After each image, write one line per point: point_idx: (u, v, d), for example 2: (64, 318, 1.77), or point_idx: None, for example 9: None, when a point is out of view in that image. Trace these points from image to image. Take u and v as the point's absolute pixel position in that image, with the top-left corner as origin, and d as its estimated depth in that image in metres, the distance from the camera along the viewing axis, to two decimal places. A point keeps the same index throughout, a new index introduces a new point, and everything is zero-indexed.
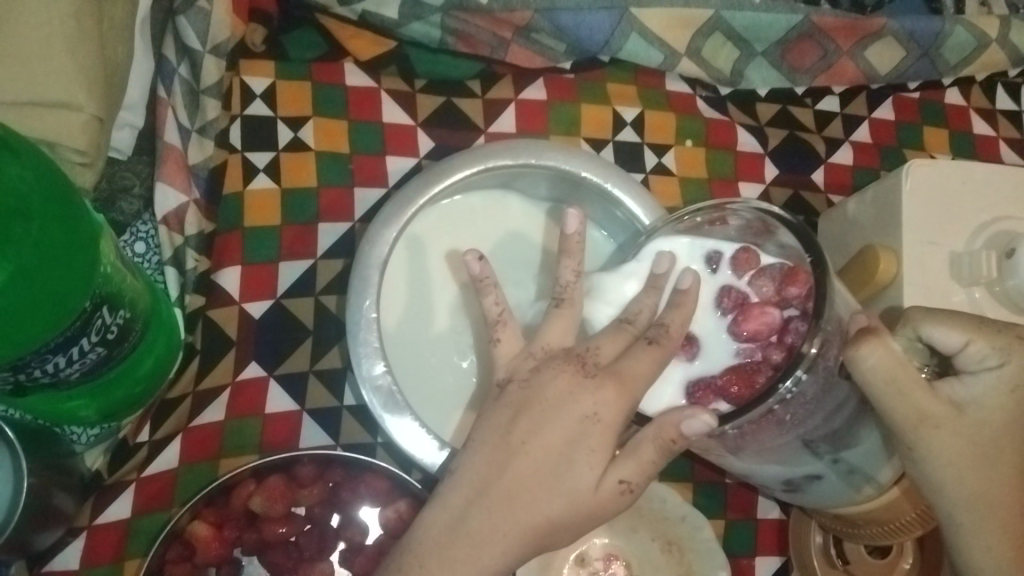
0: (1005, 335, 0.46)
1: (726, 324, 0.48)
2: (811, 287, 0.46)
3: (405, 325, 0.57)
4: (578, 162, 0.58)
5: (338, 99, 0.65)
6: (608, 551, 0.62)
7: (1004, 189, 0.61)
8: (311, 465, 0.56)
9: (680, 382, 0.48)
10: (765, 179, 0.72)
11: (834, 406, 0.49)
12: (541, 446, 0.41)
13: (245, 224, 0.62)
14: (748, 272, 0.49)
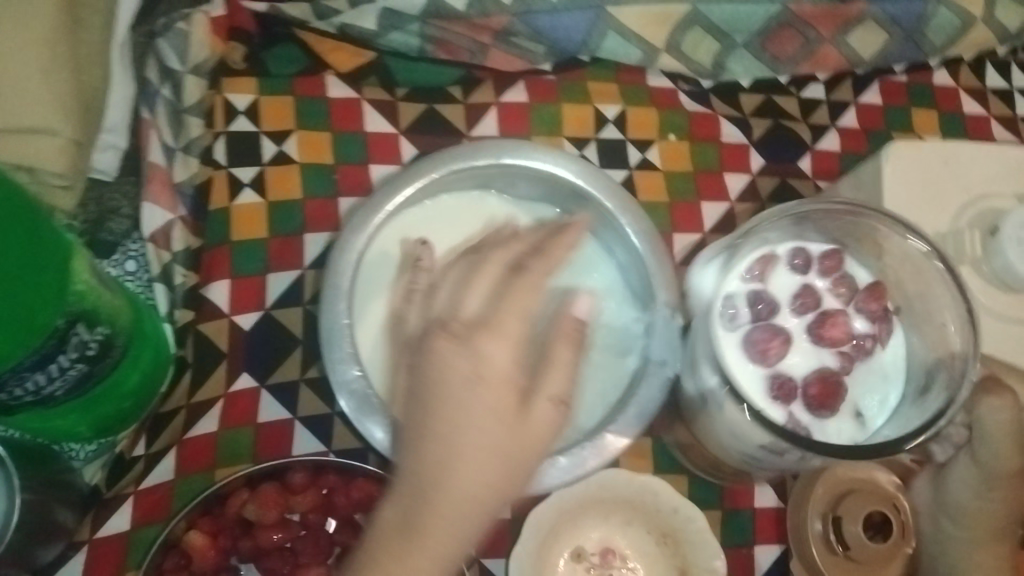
0: None
1: (807, 327, 0.57)
2: (885, 310, 0.58)
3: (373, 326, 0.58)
4: (548, 159, 0.60)
5: (321, 112, 0.66)
6: (604, 546, 0.62)
7: (984, 166, 0.60)
8: (303, 471, 0.58)
9: (765, 380, 0.55)
10: (751, 169, 0.72)
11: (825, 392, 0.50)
12: (440, 423, 0.42)
13: (232, 238, 0.63)
14: (828, 278, 0.58)
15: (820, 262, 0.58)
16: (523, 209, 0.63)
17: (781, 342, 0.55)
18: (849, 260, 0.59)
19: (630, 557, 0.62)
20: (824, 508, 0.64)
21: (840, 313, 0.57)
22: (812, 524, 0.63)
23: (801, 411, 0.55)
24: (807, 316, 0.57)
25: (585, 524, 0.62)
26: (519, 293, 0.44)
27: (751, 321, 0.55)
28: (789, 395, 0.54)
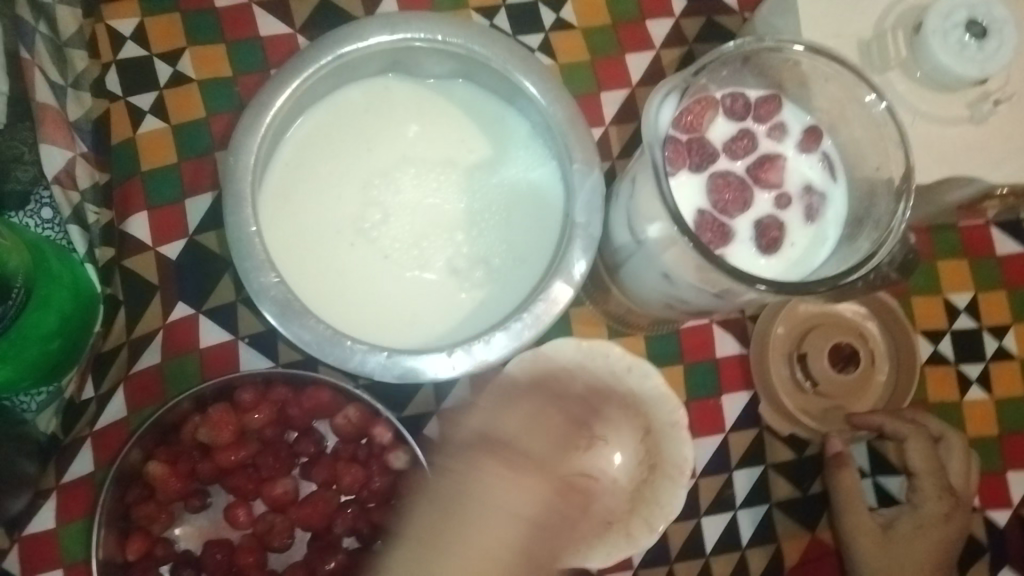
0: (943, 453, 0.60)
1: (739, 171, 0.45)
2: (821, 151, 0.46)
3: (289, 238, 0.56)
4: (437, 29, 0.55)
5: (211, 24, 0.63)
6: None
7: None
8: (251, 389, 0.57)
9: (692, 213, 0.44)
10: (675, 12, 0.68)
11: (751, 231, 0.44)
12: (478, 546, 0.49)
13: (143, 168, 0.62)
14: (767, 121, 0.46)
15: (754, 109, 0.46)
16: (427, 89, 0.60)
17: (732, 189, 0.44)
18: (786, 104, 0.47)
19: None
20: (793, 352, 0.63)
21: (780, 155, 0.45)
22: (790, 365, 0.63)
23: (742, 253, 0.44)
24: (743, 160, 0.45)
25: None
26: (543, 427, 0.54)
27: (694, 172, 0.45)
28: (724, 246, 0.44)
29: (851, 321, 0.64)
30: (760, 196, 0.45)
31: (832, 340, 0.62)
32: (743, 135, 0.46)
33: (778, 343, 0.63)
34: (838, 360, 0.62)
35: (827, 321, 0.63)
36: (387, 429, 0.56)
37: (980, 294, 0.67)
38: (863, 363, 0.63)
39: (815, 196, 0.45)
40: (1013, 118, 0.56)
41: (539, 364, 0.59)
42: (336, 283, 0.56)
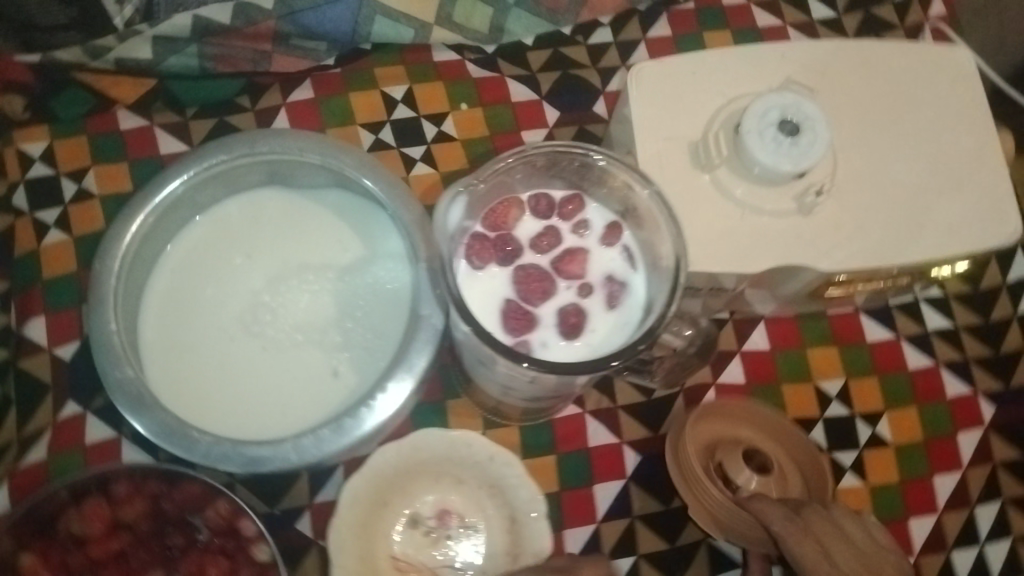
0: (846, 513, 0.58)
1: (543, 264, 0.50)
2: (622, 243, 0.51)
3: (163, 337, 0.60)
4: (297, 143, 0.60)
5: (115, 144, 0.69)
6: (440, 507, 0.63)
7: (735, 70, 0.61)
8: (124, 482, 0.60)
9: (499, 303, 0.49)
10: (548, 123, 0.73)
11: (555, 319, 0.49)
12: None
13: (44, 276, 0.66)
14: (572, 217, 0.51)
15: (559, 207, 0.51)
16: (300, 197, 0.64)
17: (534, 280, 0.49)
18: (592, 202, 0.52)
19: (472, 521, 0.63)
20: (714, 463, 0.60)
21: (582, 249, 0.50)
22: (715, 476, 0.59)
23: (552, 337, 0.48)
24: (549, 254, 0.50)
25: (424, 487, 0.63)
26: None
27: (502, 266, 0.49)
28: (527, 334, 0.48)
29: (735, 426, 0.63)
30: (562, 285, 0.49)
31: (741, 446, 0.61)
32: (549, 232, 0.51)
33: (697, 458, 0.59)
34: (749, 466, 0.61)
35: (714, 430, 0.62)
36: (251, 522, 0.58)
37: (851, 380, 0.68)
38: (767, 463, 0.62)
39: (616, 284, 0.50)
40: (840, 208, 0.59)
41: (406, 455, 0.61)
42: (206, 380, 0.60)
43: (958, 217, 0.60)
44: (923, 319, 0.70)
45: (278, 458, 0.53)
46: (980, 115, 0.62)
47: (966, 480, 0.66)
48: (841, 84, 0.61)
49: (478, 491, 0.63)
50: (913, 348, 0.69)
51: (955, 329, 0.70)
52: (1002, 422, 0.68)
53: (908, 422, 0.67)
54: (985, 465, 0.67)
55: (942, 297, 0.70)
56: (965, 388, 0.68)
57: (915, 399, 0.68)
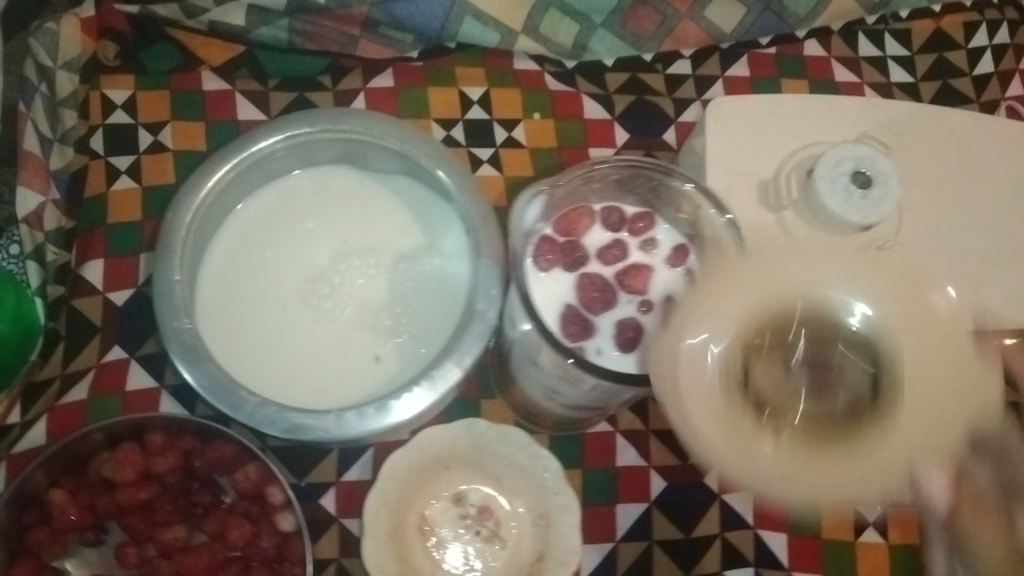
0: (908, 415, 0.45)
1: (607, 276, 0.51)
2: (686, 266, 0.53)
3: (220, 294, 0.62)
4: (376, 124, 0.61)
5: (195, 103, 0.71)
6: (484, 503, 0.64)
7: (814, 117, 0.62)
8: (161, 433, 0.60)
9: (560, 306, 0.50)
10: (616, 144, 0.74)
11: (614, 330, 0.50)
12: None
13: (108, 221, 0.67)
14: (640, 233, 0.53)
15: (629, 222, 0.54)
16: (371, 179, 0.65)
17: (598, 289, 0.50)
18: (660, 222, 0.54)
19: (504, 522, 0.64)
20: (867, 368, 0.46)
21: (647, 266, 0.52)
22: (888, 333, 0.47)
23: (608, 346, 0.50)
24: (615, 266, 0.52)
25: (463, 475, 0.64)
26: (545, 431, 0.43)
27: (569, 271, 0.51)
28: (584, 340, 0.50)
29: (730, 276, 0.48)
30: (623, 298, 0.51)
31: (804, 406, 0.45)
32: (617, 245, 0.53)
33: (950, 352, 0.46)
34: (783, 352, 0.47)
35: (814, 268, 0.48)
36: (279, 489, 0.59)
37: None
38: (766, 308, 0.47)
39: None
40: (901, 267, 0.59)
41: (443, 446, 0.63)
42: (256, 341, 0.61)
43: (1014, 294, 0.60)
44: None
45: (318, 429, 0.54)
46: None
47: None
48: (915, 147, 0.62)
49: (515, 494, 0.64)
50: None
51: None
52: None
53: None
54: None
55: None
56: None
57: None
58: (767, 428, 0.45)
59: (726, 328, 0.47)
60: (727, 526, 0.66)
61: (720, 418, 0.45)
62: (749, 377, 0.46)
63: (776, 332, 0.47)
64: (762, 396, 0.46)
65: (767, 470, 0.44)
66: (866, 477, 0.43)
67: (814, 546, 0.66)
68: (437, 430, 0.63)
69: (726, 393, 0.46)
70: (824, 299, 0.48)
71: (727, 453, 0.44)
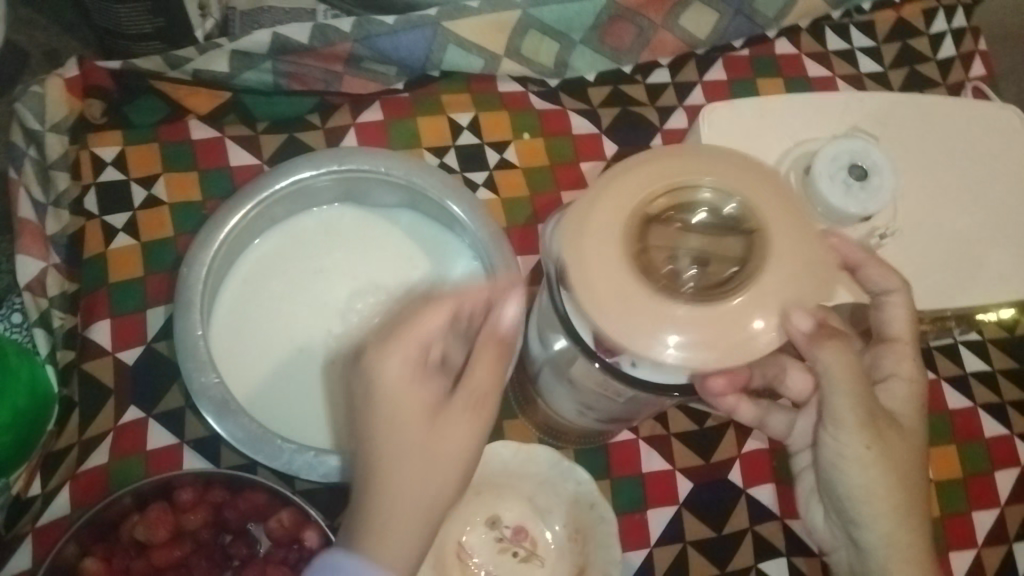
0: (767, 204, 0.46)
1: None
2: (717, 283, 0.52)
3: (234, 344, 0.61)
4: (379, 160, 0.62)
5: (185, 153, 0.70)
6: (518, 523, 0.64)
7: (802, 115, 0.64)
8: (191, 488, 0.59)
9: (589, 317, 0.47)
10: (606, 155, 0.75)
11: None
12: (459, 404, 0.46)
13: (110, 280, 0.67)
14: None
15: None
16: (374, 214, 0.65)
17: None
18: None
19: (541, 540, 0.64)
20: (732, 226, 0.46)
21: None
22: (759, 208, 0.45)
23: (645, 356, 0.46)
24: None
25: (496, 497, 0.64)
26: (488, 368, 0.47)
27: None
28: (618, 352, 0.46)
29: (637, 166, 0.47)
30: None
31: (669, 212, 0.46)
32: None
33: (770, 203, 0.46)
34: (680, 216, 0.46)
35: (706, 163, 0.47)
36: (316, 533, 0.58)
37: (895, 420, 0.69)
38: (677, 175, 0.46)
39: None
40: (900, 251, 0.61)
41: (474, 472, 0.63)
42: (277, 387, 0.60)
43: (1006, 267, 0.63)
44: (962, 361, 0.71)
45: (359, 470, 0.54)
46: None
47: (1004, 517, 0.68)
48: (900, 134, 0.64)
49: (548, 512, 0.64)
50: (952, 388, 0.70)
51: (992, 372, 0.72)
52: None
53: (948, 458, 0.69)
54: (1021, 503, 0.68)
55: (980, 341, 0.72)
56: (1002, 429, 0.70)
57: (953, 437, 0.69)
58: (658, 280, 0.45)
59: (625, 203, 0.46)
60: (755, 519, 0.66)
61: (625, 284, 0.44)
62: (657, 252, 0.46)
63: (673, 199, 0.46)
64: (656, 264, 0.45)
65: (637, 313, 0.44)
66: (728, 341, 0.43)
67: None
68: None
69: (628, 268, 0.44)
70: (713, 174, 0.46)
71: (609, 307, 0.44)
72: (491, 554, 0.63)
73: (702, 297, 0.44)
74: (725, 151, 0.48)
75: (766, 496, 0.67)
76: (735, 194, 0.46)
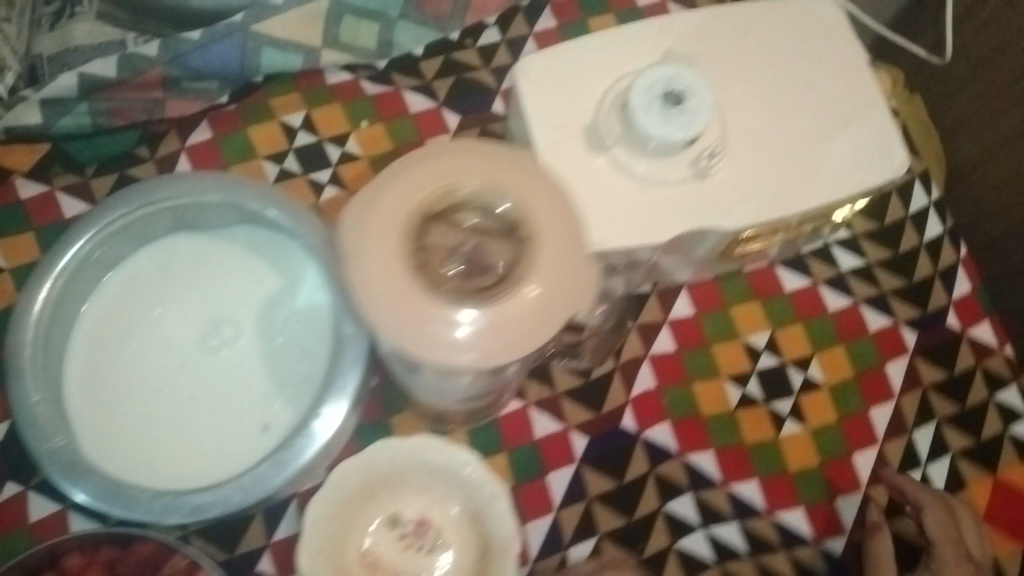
0: (547, 212, 0.46)
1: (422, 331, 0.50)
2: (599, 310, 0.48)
3: (90, 403, 0.59)
4: (190, 186, 0.59)
5: (18, 215, 0.69)
6: (421, 515, 0.63)
7: (620, 50, 0.62)
8: (77, 554, 0.58)
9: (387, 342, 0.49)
10: (450, 128, 0.74)
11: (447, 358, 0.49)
12: None
13: None
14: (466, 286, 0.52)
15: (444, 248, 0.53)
16: (207, 236, 0.63)
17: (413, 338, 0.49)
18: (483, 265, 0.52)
19: (444, 527, 0.63)
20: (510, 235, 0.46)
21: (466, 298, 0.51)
22: (530, 215, 0.46)
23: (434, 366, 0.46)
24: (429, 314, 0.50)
25: (392, 495, 0.63)
26: None
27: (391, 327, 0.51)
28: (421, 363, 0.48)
29: (416, 162, 0.47)
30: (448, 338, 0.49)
31: (451, 211, 0.46)
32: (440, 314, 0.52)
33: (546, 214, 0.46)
34: (457, 217, 0.46)
35: (490, 164, 0.46)
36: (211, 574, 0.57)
37: (776, 330, 0.70)
38: (454, 179, 0.47)
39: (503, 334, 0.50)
40: (737, 167, 0.60)
41: (364, 478, 0.61)
42: (142, 433, 0.59)
43: (844, 158, 0.61)
44: (837, 261, 0.71)
45: (247, 496, 0.54)
46: (857, 61, 0.63)
47: (901, 407, 0.68)
48: (720, 48, 0.63)
49: (446, 498, 0.63)
50: (833, 291, 0.71)
51: (869, 266, 0.71)
52: (926, 348, 0.69)
53: (838, 359, 0.69)
54: (916, 390, 0.68)
55: (851, 237, 0.72)
56: (885, 319, 0.70)
57: (839, 338, 0.69)
58: (430, 281, 0.45)
59: (399, 207, 0.46)
60: (655, 461, 0.66)
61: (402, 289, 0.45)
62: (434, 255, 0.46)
63: (452, 200, 0.46)
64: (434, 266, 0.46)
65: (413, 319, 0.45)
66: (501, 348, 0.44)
67: (741, 453, 0.66)
68: (349, 465, 0.60)
69: (404, 275, 0.45)
70: (497, 175, 0.46)
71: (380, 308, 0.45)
72: (396, 551, 0.63)
73: (467, 301, 0.44)
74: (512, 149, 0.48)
75: (661, 435, 0.66)
76: (513, 196, 0.46)
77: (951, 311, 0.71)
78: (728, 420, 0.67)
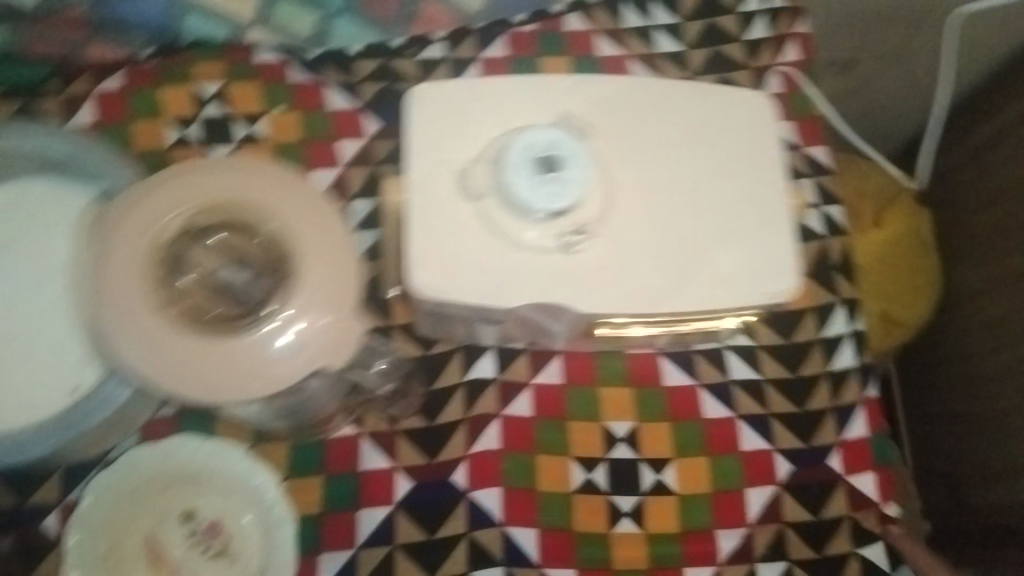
0: (308, 245, 0.49)
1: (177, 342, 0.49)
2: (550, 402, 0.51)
3: None
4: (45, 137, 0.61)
5: None
6: (213, 519, 0.59)
7: (521, 96, 0.58)
8: None
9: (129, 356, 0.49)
10: (365, 133, 0.70)
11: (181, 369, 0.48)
12: None
13: None
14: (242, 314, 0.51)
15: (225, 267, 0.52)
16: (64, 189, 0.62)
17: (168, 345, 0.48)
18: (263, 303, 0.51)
19: (234, 537, 0.59)
20: (266, 266, 0.49)
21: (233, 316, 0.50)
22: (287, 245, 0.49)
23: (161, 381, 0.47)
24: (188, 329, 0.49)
25: (192, 490, 0.60)
26: None
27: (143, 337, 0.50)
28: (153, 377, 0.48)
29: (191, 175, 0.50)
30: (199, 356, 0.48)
31: (209, 226, 0.49)
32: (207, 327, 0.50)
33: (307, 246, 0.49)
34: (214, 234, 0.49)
35: (262, 191, 0.50)
36: None
37: (641, 423, 0.65)
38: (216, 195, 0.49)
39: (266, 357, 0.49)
40: (608, 246, 0.55)
41: (156, 468, 0.58)
42: None
43: (727, 269, 0.56)
44: (727, 366, 0.66)
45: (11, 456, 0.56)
46: (774, 170, 0.58)
47: (751, 535, 0.63)
48: (627, 119, 0.58)
49: (240, 507, 0.59)
50: (711, 396, 0.66)
51: (759, 380, 0.66)
52: (796, 483, 0.64)
53: (697, 471, 0.64)
54: (772, 523, 0.64)
55: (750, 346, 0.67)
56: (761, 443, 0.65)
57: (704, 447, 0.65)
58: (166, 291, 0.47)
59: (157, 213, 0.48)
60: (474, 525, 0.62)
61: (129, 300, 0.47)
62: (179, 272, 0.48)
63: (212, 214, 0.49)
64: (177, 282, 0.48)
65: (133, 330, 0.47)
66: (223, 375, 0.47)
67: (567, 540, 0.62)
68: (142, 452, 0.58)
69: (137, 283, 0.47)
70: (271, 205, 0.50)
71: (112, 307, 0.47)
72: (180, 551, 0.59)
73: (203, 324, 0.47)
74: (298, 182, 0.50)
75: (488, 501, 0.62)
76: (275, 221, 0.49)
77: (837, 452, 0.65)
78: (561, 502, 0.63)
